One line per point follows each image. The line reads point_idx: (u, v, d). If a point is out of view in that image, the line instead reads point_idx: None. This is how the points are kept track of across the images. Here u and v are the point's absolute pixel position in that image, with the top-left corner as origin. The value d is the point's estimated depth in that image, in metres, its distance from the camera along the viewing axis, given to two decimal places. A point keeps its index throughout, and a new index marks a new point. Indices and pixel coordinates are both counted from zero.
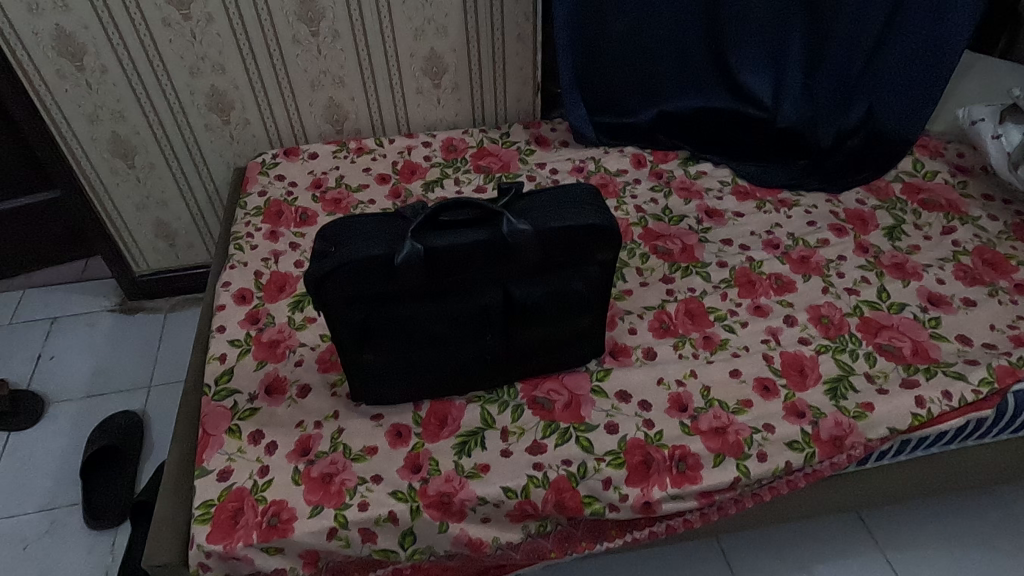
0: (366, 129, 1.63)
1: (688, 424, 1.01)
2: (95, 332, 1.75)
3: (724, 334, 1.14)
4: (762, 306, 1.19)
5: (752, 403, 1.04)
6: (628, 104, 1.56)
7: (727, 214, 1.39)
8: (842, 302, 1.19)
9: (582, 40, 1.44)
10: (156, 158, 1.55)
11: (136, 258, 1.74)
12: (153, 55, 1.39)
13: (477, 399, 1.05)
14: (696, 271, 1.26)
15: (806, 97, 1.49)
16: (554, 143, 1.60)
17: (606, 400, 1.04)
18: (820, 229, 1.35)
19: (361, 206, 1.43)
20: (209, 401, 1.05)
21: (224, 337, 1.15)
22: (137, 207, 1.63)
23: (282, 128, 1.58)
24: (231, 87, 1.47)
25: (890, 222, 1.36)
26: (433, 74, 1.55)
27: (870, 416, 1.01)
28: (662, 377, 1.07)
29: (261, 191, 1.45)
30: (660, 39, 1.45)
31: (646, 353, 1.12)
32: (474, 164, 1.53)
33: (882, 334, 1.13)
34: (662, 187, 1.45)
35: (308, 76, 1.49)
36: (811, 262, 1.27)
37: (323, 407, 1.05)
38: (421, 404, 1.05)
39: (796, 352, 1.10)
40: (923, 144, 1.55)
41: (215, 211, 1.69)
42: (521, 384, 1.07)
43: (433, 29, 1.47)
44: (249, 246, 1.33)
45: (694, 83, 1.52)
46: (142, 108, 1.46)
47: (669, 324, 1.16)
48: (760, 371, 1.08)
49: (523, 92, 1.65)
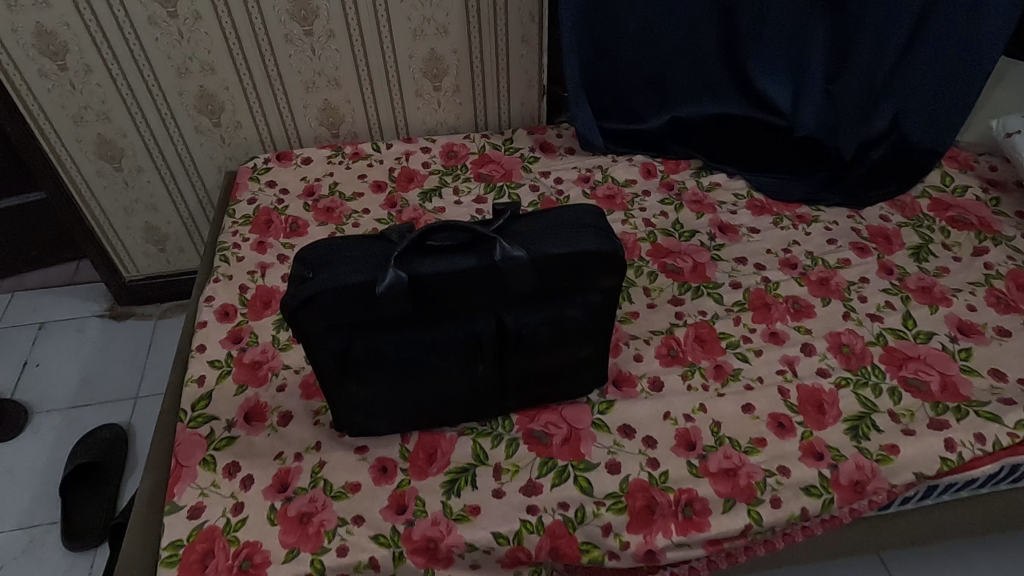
0: (363, 133, 1.56)
1: (696, 465, 0.93)
2: (84, 338, 1.70)
3: (736, 363, 1.07)
4: (778, 332, 1.11)
5: (766, 441, 0.96)
6: (637, 109, 1.47)
7: (742, 230, 1.30)
8: (864, 330, 1.11)
9: (588, 41, 1.36)
10: (144, 161, 1.49)
11: (126, 263, 1.68)
12: (139, 55, 1.32)
13: (469, 431, 0.98)
14: (707, 293, 1.18)
15: (828, 104, 1.40)
16: (559, 150, 1.51)
17: (608, 436, 0.97)
18: (841, 247, 1.26)
19: (354, 215, 1.35)
20: (184, 429, 0.99)
21: (204, 357, 1.09)
22: (126, 211, 1.57)
23: (275, 131, 1.51)
24: (221, 89, 1.40)
25: (916, 241, 1.27)
26: (432, 76, 1.47)
27: (895, 461, 0.93)
28: (669, 411, 1.00)
29: (251, 198, 1.38)
30: (673, 42, 1.36)
31: (651, 384, 1.04)
32: (475, 171, 1.45)
33: (907, 367, 1.04)
34: (673, 200, 1.37)
35: (301, 77, 1.42)
36: (831, 285, 1.18)
37: (305, 437, 0.98)
38: (409, 436, 0.98)
39: (814, 385, 1.03)
40: (952, 154, 1.45)
41: (207, 215, 1.63)
42: (518, 415, 1.00)
43: (432, 29, 1.39)
44: (235, 259, 1.26)
45: (708, 88, 1.43)
46: (129, 109, 1.40)
47: (678, 351, 1.09)
48: (774, 406, 1.00)
49: (527, 96, 1.56)
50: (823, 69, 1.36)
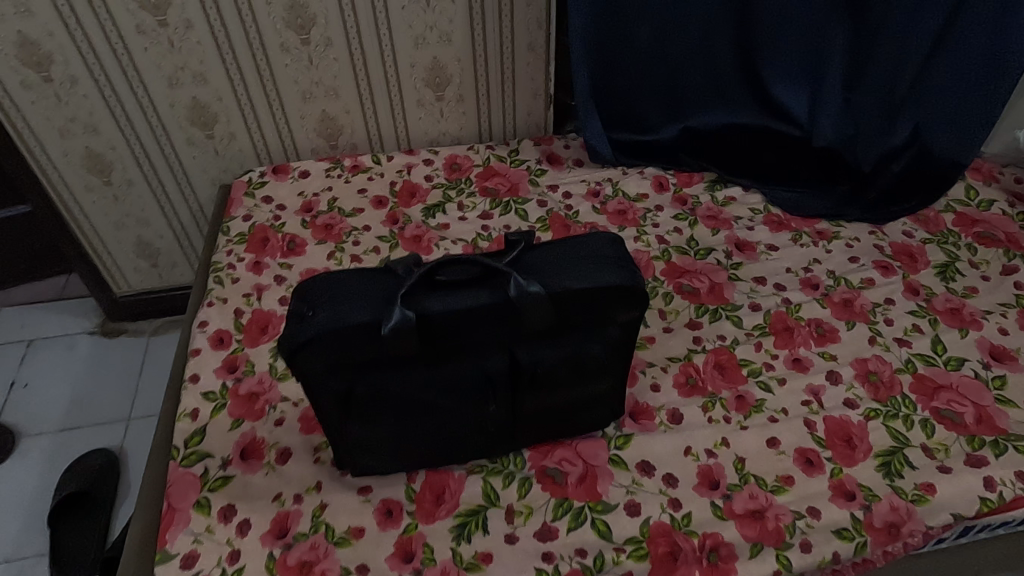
0: (362, 144, 1.49)
1: (720, 506, 0.88)
2: (74, 356, 1.63)
3: (759, 393, 1.01)
4: (801, 358, 1.06)
5: (793, 479, 0.91)
6: (648, 119, 1.41)
7: (759, 247, 1.25)
8: (892, 356, 1.05)
9: (598, 50, 1.30)
10: (134, 174, 1.43)
11: (117, 278, 1.62)
12: (128, 65, 1.26)
13: (479, 470, 0.93)
14: (726, 315, 1.13)
15: (845, 113, 1.33)
16: (567, 161, 1.45)
17: (626, 474, 0.92)
18: (864, 266, 1.20)
19: (355, 233, 1.29)
20: (176, 468, 0.93)
21: (197, 389, 1.03)
22: (116, 225, 1.51)
23: (271, 142, 1.45)
24: (215, 99, 1.34)
25: (942, 259, 1.22)
26: (435, 85, 1.41)
27: (931, 501, 0.88)
28: (690, 446, 0.95)
29: (246, 214, 1.32)
30: (687, 51, 1.30)
31: (670, 416, 0.99)
32: (480, 185, 1.39)
33: (939, 397, 0.99)
34: (687, 215, 1.31)
35: (298, 87, 1.36)
36: (855, 306, 1.13)
37: (305, 476, 0.93)
38: (416, 475, 0.92)
39: (842, 417, 0.97)
40: (976, 166, 1.39)
41: (200, 229, 1.57)
42: (530, 451, 0.95)
43: (435, 37, 1.33)
44: (230, 280, 1.20)
45: (722, 97, 1.37)
46: (118, 122, 1.33)
47: (697, 380, 1.03)
48: (800, 440, 0.95)
49: (533, 105, 1.50)
50: (842, 77, 1.30)
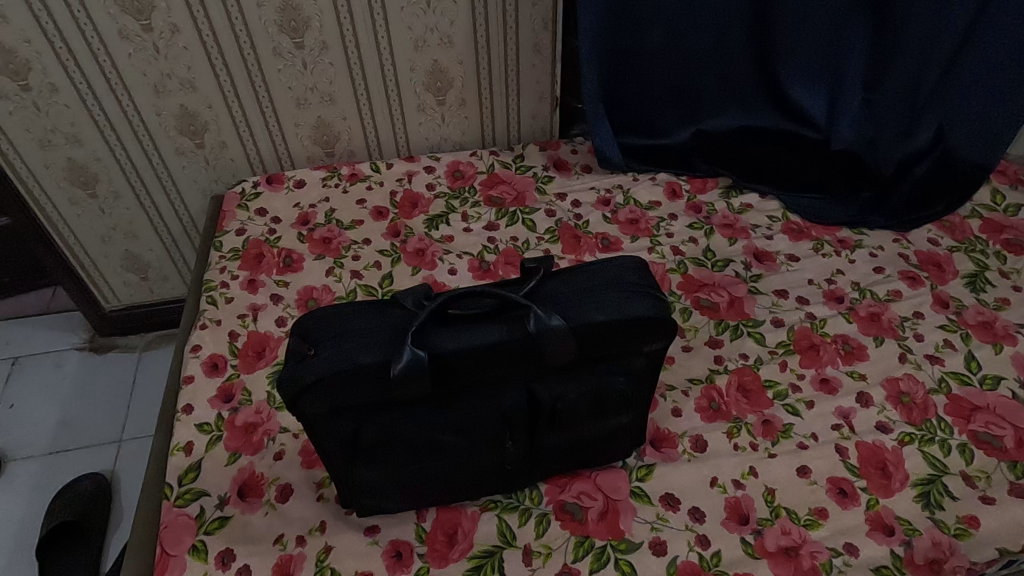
0: (360, 151, 1.43)
1: (751, 543, 0.83)
2: (61, 374, 1.57)
3: (787, 417, 0.96)
4: (829, 378, 1.01)
5: (827, 512, 0.86)
6: (660, 123, 1.34)
7: (779, 258, 1.19)
8: (924, 375, 1.00)
9: (608, 51, 1.23)
10: (121, 186, 1.36)
11: (105, 293, 1.56)
12: (111, 72, 1.19)
13: (493, 506, 0.87)
14: (748, 332, 1.07)
15: (865, 115, 1.28)
16: (575, 167, 1.38)
17: (650, 508, 0.86)
18: (890, 277, 1.15)
19: (354, 246, 1.23)
20: (170, 509, 0.87)
21: (191, 420, 0.97)
22: (103, 239, 1.45)
23: (264, 151, 1.38)
24: (204, 107, 1.27)
25: (971, 268, 1.16)
26: (435, 89, 1.34)
27: (975, 535, 0.83)
28: (716, 476, 0.90)
29: (240, 228, 1.26)
30: (701, 51, 1.24)
31: (694, 444, 0.93)
32: (484, 194, 1.33)
33: (976, 420, 0.94)
34: (702, 224, 1.25)
35: (292, 93, 1.29)
36: (882, 321, 1.08)
37: (308, 516, 0.87)
38: (426, 513, 0.87)
39: (875, 443, 0.92)
40: (1001, 167, 1.34)
41: (192, 241, 1.50)
42: (546, 485, 0.89)
43: (436, 39, 1.26)
44: (224, 300, 1.14)
45: (736, 99, 1.31)
46: (102, 132, 1.26)
47: (720, 403, 0.98)
48: (833, 468, 0.90)
49: (538, 108, 1.43)
50: (862, 77, 1.23)
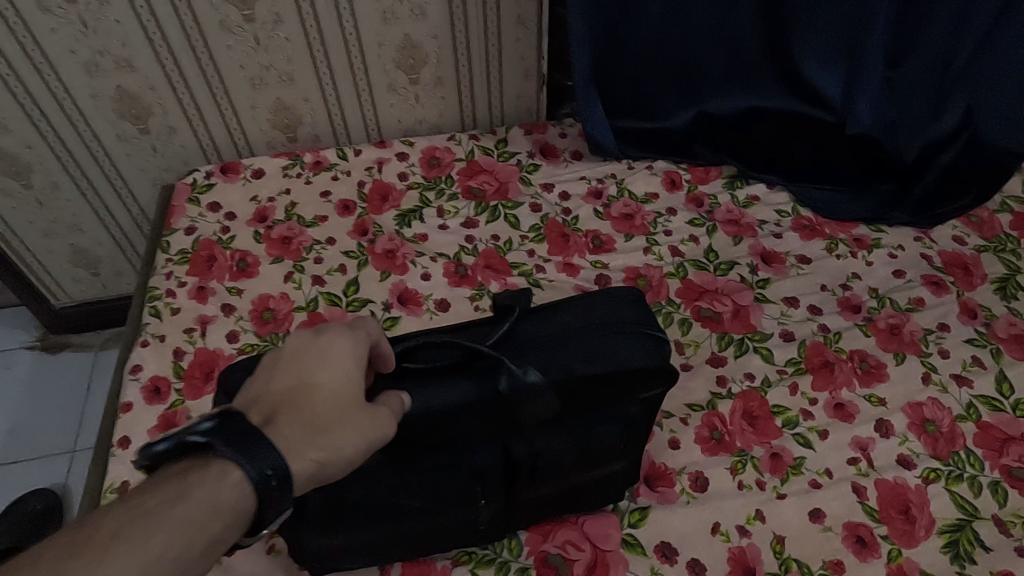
0: (325, 135, 1.29)
1: None
2: (11, 377, 1.45)
3: (798, 450, 0.85)
4: (844, 403, 0.90)
5: (843, 566, 0.76)
6: (658, 104, 1.20)
7: (789, 260, 1.07)
8: (951, 400, 0.90)
9: (601, 24, 1.09)
10: (58, 176, 1.22)
11: (54, 289, 1.43)
12: (32, 49, 1.04)
13: (467, 559, 0.77)
14: (754, 348, 0.96)
15: (885, 94, 1.11)
16: (564, 154, 1.25)
17: (644, 561, 0.76)
18: (911, 283, 1.04)
19: (317, 248, 1.10)
20: None
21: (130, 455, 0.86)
22: (45, 232, 1.31)
23: (218, 137, 1.24)
24: (145, 88, 1.13)
25: (1001, 272, 1.06)
26: (408, 67, 1.20)
27: None
28: (718, 522, 0.79)
29: (190, 226, 1.13)
30: (702, 24, 1.09)
31: (694, 482, 0.83)
32: (463, 184, 1.20)
33: (1010, 454, 0.84)
34: (703, 220, 1.13)
35: (245, 73, 1.15)
36: (904, 334, 0.97)
37: (256, 571, 0.77)
38: (390, 568, 0.77)
39: (896, 481, 0.82)
40: None
41: (144, 233, 1.37)
42: (527, 533, 0.79)
43: (406, 11, 1.11)
44: (169, 312, 1.02)
45: (743, 78, 1.16)
46: (30, 117, 1.12)
47: (724, 433, 0.87)
48: (850, 512, 0.80)
49: (524, 87, 1.29)
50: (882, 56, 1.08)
